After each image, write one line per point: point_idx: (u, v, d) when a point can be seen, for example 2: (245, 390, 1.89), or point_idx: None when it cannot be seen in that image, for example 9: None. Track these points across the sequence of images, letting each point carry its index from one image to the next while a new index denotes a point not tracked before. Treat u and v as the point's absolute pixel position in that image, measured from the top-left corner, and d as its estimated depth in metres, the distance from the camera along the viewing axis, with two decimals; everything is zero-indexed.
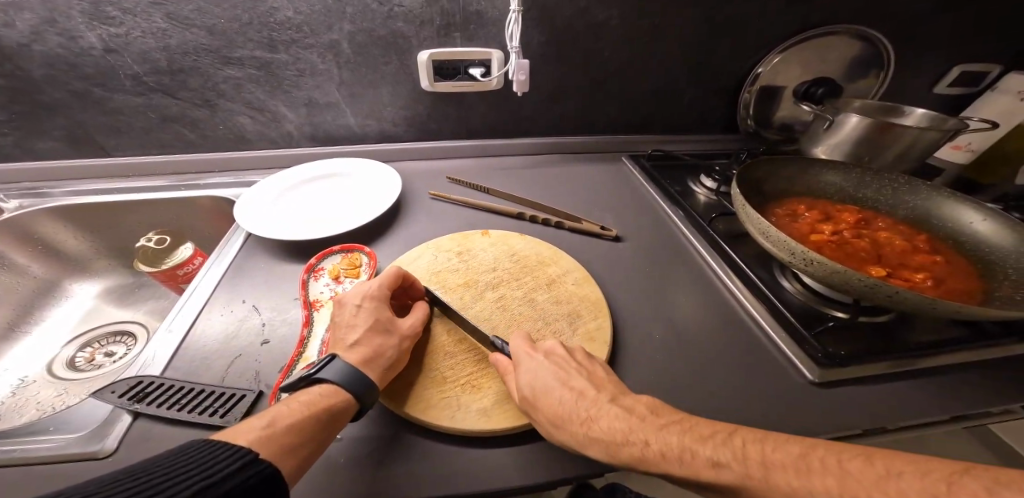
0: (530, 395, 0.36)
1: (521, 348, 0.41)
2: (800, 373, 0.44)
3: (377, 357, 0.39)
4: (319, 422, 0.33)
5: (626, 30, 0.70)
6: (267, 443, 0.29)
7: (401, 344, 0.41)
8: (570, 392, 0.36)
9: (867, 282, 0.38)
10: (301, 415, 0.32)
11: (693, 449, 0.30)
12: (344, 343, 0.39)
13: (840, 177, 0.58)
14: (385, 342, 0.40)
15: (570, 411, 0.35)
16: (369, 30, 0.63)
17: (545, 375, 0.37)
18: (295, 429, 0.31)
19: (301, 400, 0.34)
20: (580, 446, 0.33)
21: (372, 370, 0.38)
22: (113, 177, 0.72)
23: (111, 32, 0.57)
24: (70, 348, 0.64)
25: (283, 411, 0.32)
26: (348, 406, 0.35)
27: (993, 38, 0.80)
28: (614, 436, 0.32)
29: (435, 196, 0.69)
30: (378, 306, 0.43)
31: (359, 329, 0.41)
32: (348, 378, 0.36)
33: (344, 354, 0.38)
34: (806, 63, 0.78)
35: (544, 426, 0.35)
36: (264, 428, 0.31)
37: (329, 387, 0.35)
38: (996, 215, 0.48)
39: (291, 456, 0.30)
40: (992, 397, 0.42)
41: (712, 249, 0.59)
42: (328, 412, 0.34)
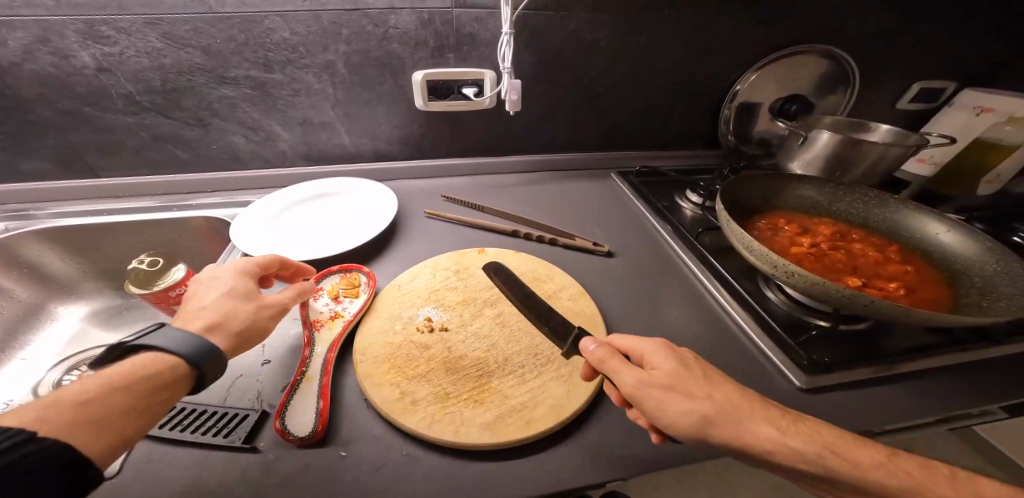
0: (686, 379, 0.33)
1: (649, 341, 0.38)
2: (788, 381, 0.46)
3: (227, 322, 0.36)
4: (139, 384, 0.28)
5: (614, 51, 0.73)
6: (50, 421, 0.24)
7: (260, 311, 0.38)
8: (738, 388, 0.34)
9: (844, 291, 0.41)
10: (107, 387, 0.27)
11: (871, 474, 0.29)
12: (189, 310, 0.36)
13: (816, 191, 0.62)
14: (238, 307, 0.37)
15: (747, 406, 0.32)
16: (365, 51, 0.64)
17: (691, 368, 0.35)
18: (98, 401, 0.26)
19: (107, 373, 0.28)
20: (761, 442, 0.30)
21: (212, 336, 0.34)
22: (103, 198, 0.71)
23: (104, 51, 0.57)
24: (55, 371, 0.60)
25: (72, 387, 0.26)
26: (180, 375, 0.30)
27: (947, 59, 0.87)
28: (813, 437, 0.30)
29: (430, 214, 0.71)
30: (244, 275, 0.41)
31: (215, 293, 0.38)
32: (174, 340, 0.31)
33: (182, 322, 0.35)
34: (780, 81, 0.83)
35: (702, 417, 0.31)
36: (46, 405, 0.25)
37: (149, 357, 0.30)
38: (958, 226, 0.52)
39: (92, 432, 0.25)
40: (965, 398, 0.45)
41: (700, 261, 0.62)
42: (151, 373, 0.29)
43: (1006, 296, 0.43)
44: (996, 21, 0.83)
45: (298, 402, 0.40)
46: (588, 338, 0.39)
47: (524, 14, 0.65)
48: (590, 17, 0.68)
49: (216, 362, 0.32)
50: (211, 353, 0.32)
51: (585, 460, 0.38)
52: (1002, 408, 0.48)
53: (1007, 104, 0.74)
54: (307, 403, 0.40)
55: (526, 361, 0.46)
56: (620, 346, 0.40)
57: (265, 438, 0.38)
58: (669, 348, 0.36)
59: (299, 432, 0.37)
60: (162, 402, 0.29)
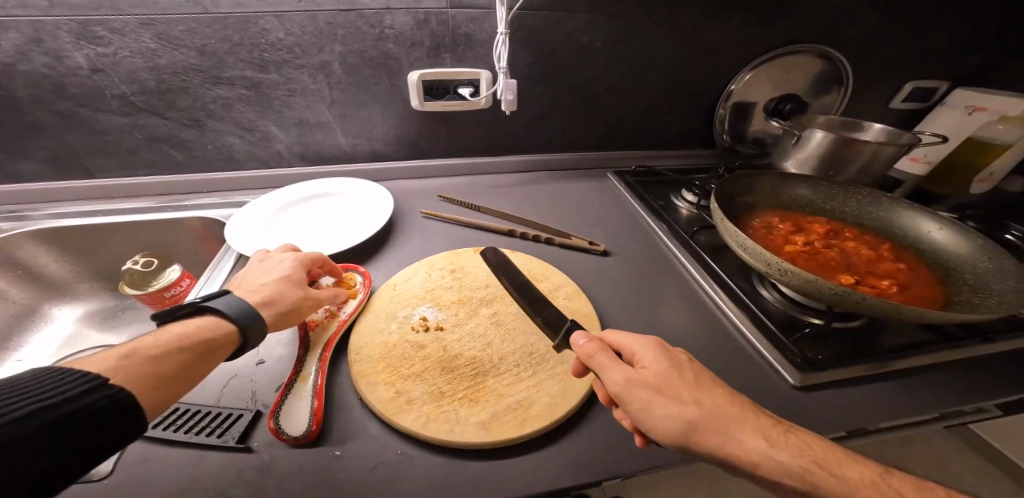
0: (675, 383, 0.34)
1: (640, 341, 0.38)
2: (783, 379, 0.46)
3: (277, 301, 0.43)
4: (191, 349, 0.33)
5: (609, 51, 0.73)
6: (125, 369, 0.29)
7: (305, 298, 0.45)
8: (731, 397, 0.34)
9: (836, 289, 0.41)
10: (170, 346, 0.32)
11: (863, 491, 0.29)
12: (252, 286, 0.43)
13: (810, 189, 0.62)
14: (290, 290, 0.44)
15: (736, 417, 0.32)
16: (360, 51, 0.64)
17: (683, 372, 0.35)
18: (162, 358, 0.31)
19: (174, 333, 0.34)
20: (747, 454, 0.30)
21: (264, 310, 0.41)
22: (98, 200, 0.71)
23: (98, 52, 0.57)
24: None
25: (147, 342, 0.32)
26: (230, 342, 0.36)
27: (939, 59, 0.87)
28: (800, 450, 0.31)
29: (426, 215, 0.71)
30: (299, 265, 0.48)
31: (273, 276, 0.45)
32: (234, 308, 0.38)
33: (241, 294, 0.42)
34: (774, 81, 0.83)
35: (688, 426, 0.32)
36: (122, 357, 0.30)
37: (209, 322, 0.36)
38: (951, 225, 0.53)
39: (153, 386, 0.30)
40: (957, 394, 0.45)
41: (695, 260, 0.62)
42: (201, 341, 0.34)
43: (998, 294, 0.43)
44: (987, 20, 0.83)
45: (293, 402, 0.40)
46: (581, 333, 0.39)
47: (519, 14, 0.66)
48: (585, 18, 0.68)
49: (259, 332, 0.38)
50: (259, 325, 0.38)
51: (580, 458, 0.38)
52: (997, 405, 0.48)
53: (997, 104, 0.75)
54: (301, 402, 0.40)
55: (521, 360, 0.46)
56: (611, 345, 0.40)
57: (259, 439, 0.38)
58: (661, 349, 0.37)
59: (293, 432, 0.37)
60: (211, 365, 0.34)
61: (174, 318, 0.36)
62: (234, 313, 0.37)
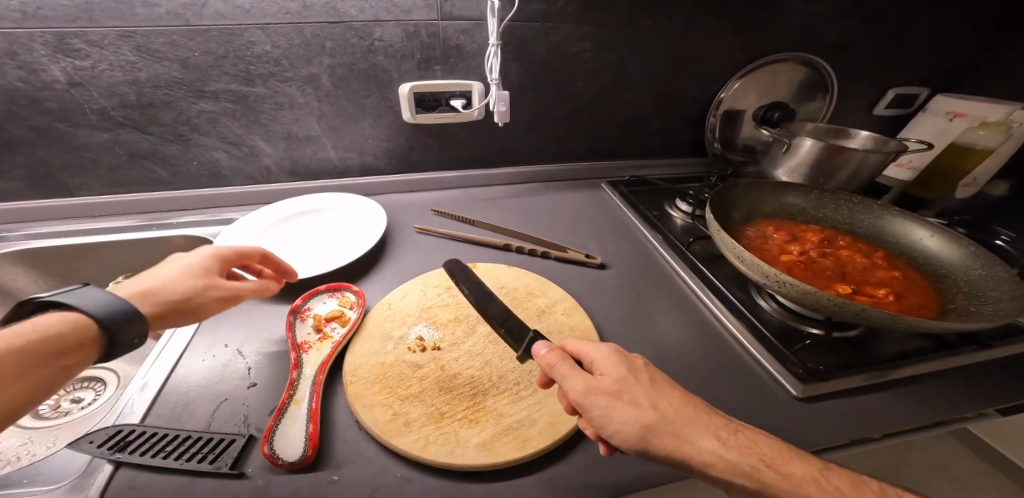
0: (630, 386, 0.34)
1: (600, 345, 0.38)
2: (785, 389, 0.46)
3: (165, 295, 0.36)
4: (34, 351, 0.28)
5: (599, 61, 0.74)
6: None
7: (207, 296, 0.38)
8: (687, 399, 0.34)
9: (835, 301, 0.41)
10: (3, 350, 0.27)
11: (806, 488, 0.29)
12: (142, 277, 0.37)
13: (801, 197, 0.62)
14: (192, 286, 0.38)
15: (684, 418, 0.32)
16: (350, 64, 0.63)
17: (639, 376, 0.35)
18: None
19: (1, 337, 0.27)
20: (698, 454, 0.30)
21: (144, 300, 0.35)
22: (78, 218, 0.68)
23: (75, 65, 0.55)
24: None
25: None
26: (88, 338, 0.31)
27: (919, 67, 0.90)
28: (745, 448, 0.31)
29: (420, 229, 0.69)
30: (214, 256, 0.42)
31: (177, 268, 0.39)
32: (95, 304, 0.32)
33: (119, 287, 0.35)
34: (762, 89, 0.84)
35: (643, 429, 0.32)
36: None
37: (57, 323, 0.30)
38: (942, 231, 0.53)
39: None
40: (960, 403, 0.45)
41: (693, 271, 0.62)
42: (47, 341, 0.29)
43: (992, 301, 0.44)
44: (957, 30, 0.86)
45: (286, 426, 0.38)
46: (540, 342, 0.39)
47: (509, 25, 0.65)
48: (575, 29, 0.69)
49: (135, 327, 0.32)
50: (136, 319, 0.33)
51: (589, 476, 0.37)
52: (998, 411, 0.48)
53: (977, 110, 0.78)
54: (296, 427, 0.38)
55: (521, 378, 0.45)
56: (570, 353, 0.39)
57: (254, 463, 0.36)
58: (621, 356, 0.37)
59: (288, 457, 0.35)
60: (61, 367, 0.29)
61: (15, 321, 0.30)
62: (92, 307, 0.32)
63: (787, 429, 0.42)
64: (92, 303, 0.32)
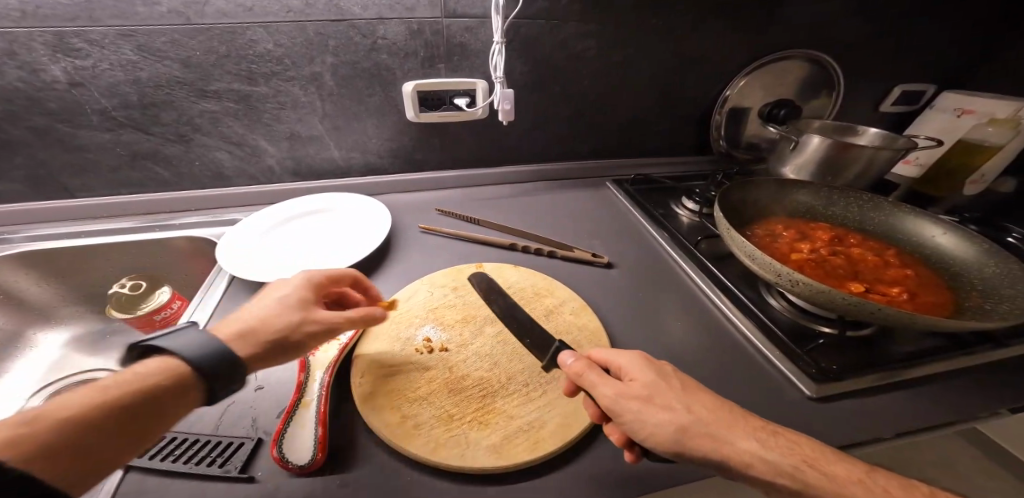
0: (663, 391, 0.34)
1: (627, 352, 0.39)
2: (798, 390, 0.45)
3: (261, 329, 0.36)
4: (127, 406, 0.27)
5: (605, 59, 0.73)
6: (31, 443, 0.23)
7: (297, 329, 0.38)
8: (721, 402, 0.35)
9: (850, 300, 0.40)
10: (98, 405, 0.26)
11: (852, 488, 0.30)
12: (241, 313, 0.38)
13: (810, 195, 0.62)
14: (282, 320, 0.37)
15: (719, 420, 0.33)
16: (353, 62, 0.63)
17: (669, 382, 0.36)
18: (83, 424, 0.25)
19: (103, 388, 0.27)
20: (740, 456, 0.31)
21: (241, 342, 0.35)
22: (80, 220, 0.67)
23: (75, 65, 0.54)
24: (37, 398, 0.59)
25: (63, 404, 0.25)
26: (180, 388, 0.30)
27: (926, 63, 0.89)
28: (788, 448, 0.32)
29: (425, 229, 0.69)
30: (308, 285, 0.41)
31: (270, 302, 0.39)
32: (191, 346, 0.32)
33: (221, 325, 0.36)
34: (768, 86, 0.84)
35: (680, 433, 0.32)
36: (24, 425, 0.23)
37: (161, 367, 0.30)
38: (953, 228, 0.53)
39: (68, 459, 0.24)
40: (977, 403, 0.45)
41: (701, 270, 0.61)
42: (141, 396, 0.28)
43: (1007, 299, 0.43)
44: (957, 30, 0.85)
45: (294, 429, 0.38)
46: (567, 352, 0.39)
47: (514, 23, 0.65)
48: (581, 27, 0.68)
49: (225, 374, 0.32)
50: (229, 363, 0.32)
51: (602, 479, 0.37)
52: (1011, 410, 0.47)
53: (985, 106, 0.77)
54: (304, 430, 0.38)
55: (530, 378, 0.44)
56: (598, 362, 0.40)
57: (263, 467, 0.35)
58: (649, 362, 0.37)
59: (298, 461, 0.35)
60: (147, 423, 0.28)
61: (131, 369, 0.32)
62: (183, 348, 0.32)
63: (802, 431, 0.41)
64: (182, 343, 0.32)
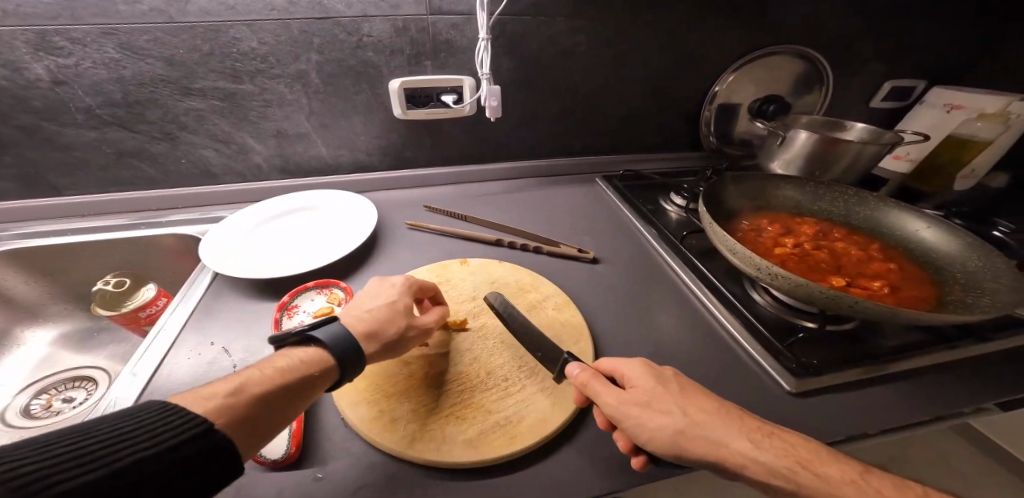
0: (662, 394, 0.35)
1: (631, 357, 0.39)
2: (778, 385, 0.45)
3: (379, 331, 0.41)
4: (286, 387, 0.33)
5: (592, 55, 0.73)
6: (229, 412, 0.29)
7: (405, 331, 0.42)
8: (722, 403, 0.35)
9: (827, 293, 0.40)
10: (272, 384, 0.32)
11: (844, 490, 0.29)
12: (358, 311, 0.42)
13: (796, 190, 0.62)
14: (392, 322, 0.42)
15: (716, 421, 0.33)
16: (338, 60, 0.63)
17: (671, 384, 0.36)
18: (263, 400, 0.31)
19: (278, 367, 0.34)
20: (737, 457, 0.31)
21: (368, 342, 0.39)
22: (67, 218, 0.68)
23: (59, 63, 0.54)
24: (23, 396, 0.59)
25: (251, 380, 0.32)
26: (326, 371, 0.35)
27: (918, 58, 0.88)
28: (785, 448, 0.31)
29: (412, 226, 0.69)
30: (404, 289, 0.45)
31: (377, 304, 0.43)
32: (335, 341, 0.37)
33: (347, 320, 0.41)
34: (757, 82, 0.83)
35: (676, 435, 0.32)
36: (228, 394, 0.30)
37: (313, 352, 0.36)
38: (937, 222, 0.53)
39: (250, 428, 0.30)
40: (961, 398, 0.44)
41: (686, 266, 0.61)
42: (298, 378, 0.34)
43: (989, 292, 0.43)
44: (948, 26, 0.85)
45: None
46: (574, 361, 0.40)
47: (499, 20, 0.65)
48: (567, 24, 0.68)
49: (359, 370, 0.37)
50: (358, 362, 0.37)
51: (577, 473, 0.37)
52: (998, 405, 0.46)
53: (974, 102, 0.76)
54: None
55: (509, 373, 0.44)
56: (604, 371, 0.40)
57: None
58: (650, 366, 0.37)
59: (272, 454, 0.35)
60: (301, 401, 0.33)
61: (284, 346, 0.37)
62: (329, 340, 0.37)
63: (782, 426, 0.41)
64: (328, 336, 0.37)
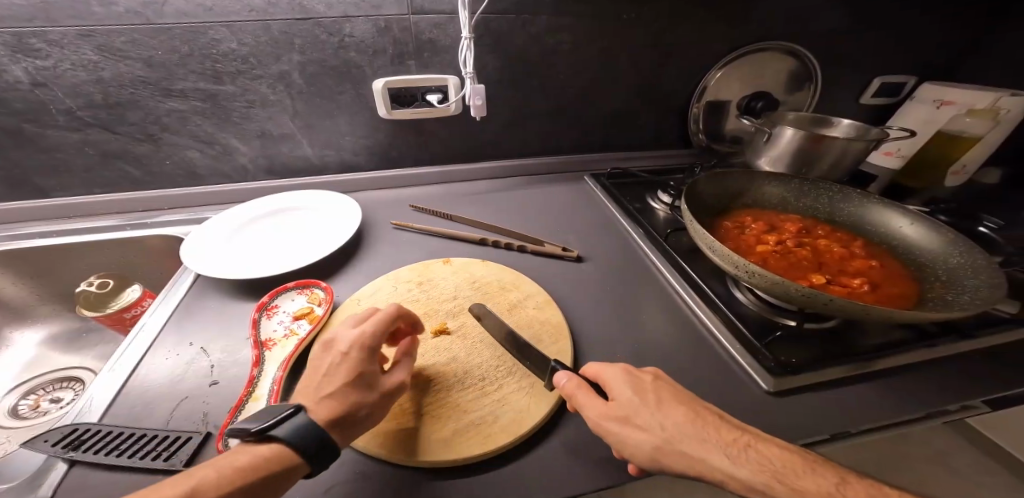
0: (643, 406, 0.34)
1: (611, 366, 0.39)
2: (756, 383, 0.45)
3: (347, 412, 0.35)
4: (247, 487, 0.29)
5: (577, 53, 0.73)
6: None
7: (378, 406, 0.37)
8: (700, 412, 0.35)
9: (802, 291, 0.40)
10: (230, 485, 0.28)
11: None
12: (316, 396, 0.36)
13: (781, 188, 0.61)
14: (360, 401, 0.36)
15: (697, 433, 0.33)
16: (320, 60, 0.63)
17: (656, 393, 0.36)
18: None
19: (238, 466, 0.30)
20: (719, 470, 0.31)
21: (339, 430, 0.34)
22: (53, 219, 0.68)
23: (37, 65, 0.55)
24: (12, 396, 0.60)
25: (205, 485, 0.28)
26: (290, 467, 0.31)
27: (909, 54, 0.88)
28: (766, 460, 0.31)
29: (397, 225, 0.69)
30: (363, 355, 0.39)
31: (336, 382, 0.37)
32: (300, 438, 0.32)
33: (310, 410, 0.35)
34: (744, 79, 0.83)
35: (653, 447, 0.32)
36: None
37: (278, 448, 0.32)
38: (921, 219, 0.52)
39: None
40: (944, 397, 0.44)
41: (670, 264, 0.61)
42: (260, 475, 0.30)
43: (968, 290, 0.42)
44: (939, 20, 0.84)
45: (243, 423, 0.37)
46: (559, 369, 0.39)
47: (482, 18, 0.64)
48: (551, 21, 0.68)
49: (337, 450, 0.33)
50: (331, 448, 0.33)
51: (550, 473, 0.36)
52: (988, 403, 0.46)
53: (965, 97, 0.76)
54: None
55: (487, 372, 0.44)
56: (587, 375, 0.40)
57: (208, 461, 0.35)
58: (631, 376, 0.37)
59: None
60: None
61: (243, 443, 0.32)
62: (289, 433, 0.32)
63: (758, 422, 0.41)
64: (285, 428, 0.32)
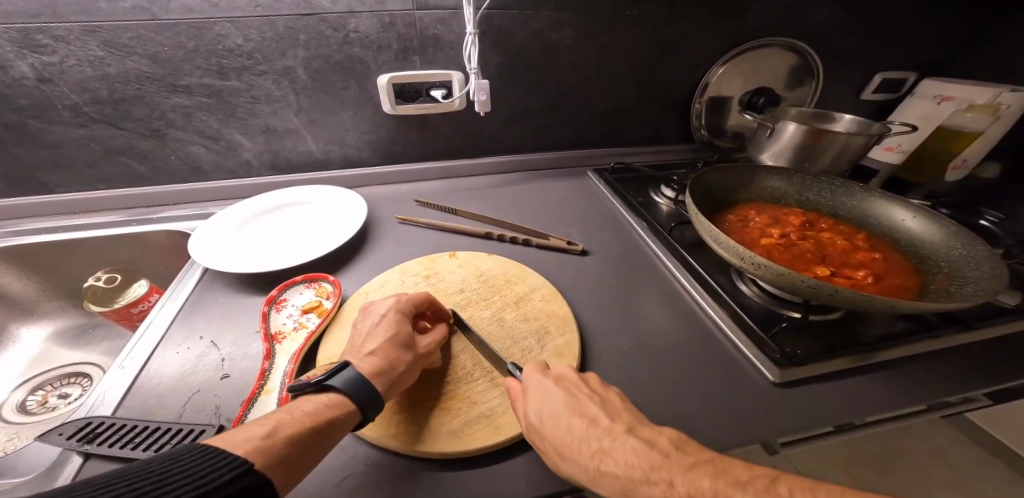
0: (536, 422, 0.35)
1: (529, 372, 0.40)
2: (762, 375, 0.45)
3: (387, 367, 0.39)
4: (318, 432, 0.32)
5: (580, 48, 0.73)
6: (267, 454, 0.29)
7: (414, 361, 0.41)
8: (584, 418, 0.34)
9: (808, 282, 0.41)
10: (303, 426, 0.32)
11: None
12: (361, 351, 0.40)
13: (784, 181, 0.62)
14: (399, 356, 0.40)
15: (572, 446, 0.33)
16: (324, 56, 0.63)
17: (552, 404, 0.36)
18: (296, 443, 0.30)
19: (306, 412, 0.33)
20: (592, 482, 0.32)
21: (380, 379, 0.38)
22: (57, 215, 0.68)
23: (43, 61, 0.54)
24: (20, 392, 0.60)
25: (284, 422, 0.31)
26: (349, 415, 0.34)
27: (909, 50, 0.88)
28: (624, 474, 0.30)
29: (401, 220, 0.69)
30: (401, 318, 0.44)
31: (378, 338, 0.41)
32: (354, 386, 0.36)
33: (357, 362, 0.39)
34: (747, 74, 0.83)
35: (551, 459, 0.34)
36: (264, 437, 0.30)
37: (336, 397, 0.35)
38: (923, 211, 0.53)
39: (286, 469, 0.29)
40: (948, 388, 0.44)
41: (675, 257, 0.61)
42: (328, 422, 0.33)
43: (970, 281, 0.43)
44: (939, 16, 0.84)
45: (256, 415, 0.38)
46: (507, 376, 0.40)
47: (486, 14, 0.65)
48: (554, 16, 0.68)
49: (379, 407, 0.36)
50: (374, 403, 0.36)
51: None
52: (986, 395, 0.47)
53: (965, 92, 0.76)
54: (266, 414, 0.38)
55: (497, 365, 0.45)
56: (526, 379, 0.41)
57: None
58: (538, 385, 0.38)
59: None
60: (326, 444, 0.32)
61: (302, 394, 0.36)
62: (342, 383, 0.36)
63: (763, 413, 0.41)
64: (339, 380, 0.36)
